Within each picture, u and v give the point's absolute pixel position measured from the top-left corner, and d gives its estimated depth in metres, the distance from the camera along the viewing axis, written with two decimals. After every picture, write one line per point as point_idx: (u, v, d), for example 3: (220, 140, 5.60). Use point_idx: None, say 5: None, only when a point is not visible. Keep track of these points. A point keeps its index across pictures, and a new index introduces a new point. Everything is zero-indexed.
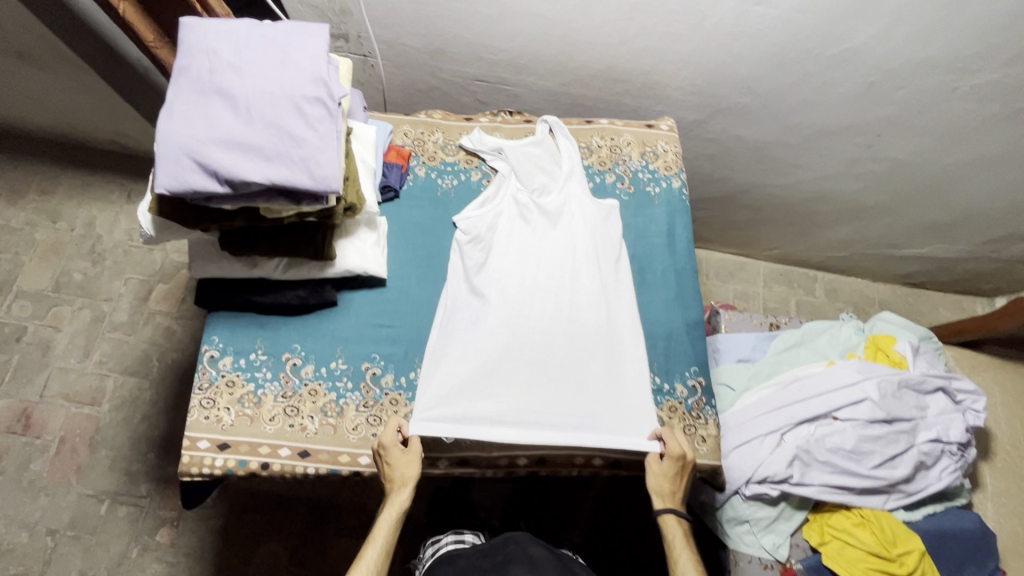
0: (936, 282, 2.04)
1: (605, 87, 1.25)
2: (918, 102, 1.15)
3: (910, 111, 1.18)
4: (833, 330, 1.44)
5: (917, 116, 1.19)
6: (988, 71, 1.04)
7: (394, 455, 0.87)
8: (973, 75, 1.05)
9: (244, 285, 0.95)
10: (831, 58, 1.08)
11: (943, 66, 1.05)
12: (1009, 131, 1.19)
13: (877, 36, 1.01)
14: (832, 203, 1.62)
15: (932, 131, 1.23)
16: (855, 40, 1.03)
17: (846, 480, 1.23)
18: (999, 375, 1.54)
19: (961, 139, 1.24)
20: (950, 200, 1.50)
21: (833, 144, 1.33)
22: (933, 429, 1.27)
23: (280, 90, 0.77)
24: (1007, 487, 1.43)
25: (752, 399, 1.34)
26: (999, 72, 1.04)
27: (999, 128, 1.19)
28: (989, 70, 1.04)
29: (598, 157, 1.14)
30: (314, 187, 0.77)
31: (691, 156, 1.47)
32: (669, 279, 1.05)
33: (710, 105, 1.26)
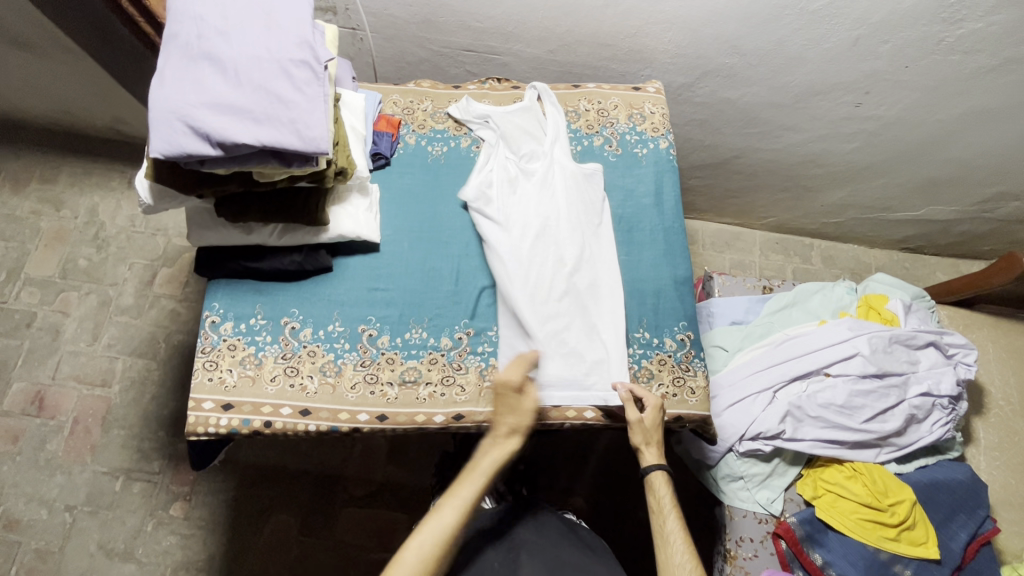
0: (933, 246, 2.05)
1: (592, 53, 1.26)
2: (906, 55, 1.15)
3: (897, 66, 1.18)
4: (825, 291, 1.46)
5: (904, 71, 1.19)
6: (972, 21, 1.04)
7: (512, 399, 0.88)
8: (959, 23, 1.06)
9: (241, 252, 0.98)
10: (815, 13, 1.08)
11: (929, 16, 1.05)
12: (997, 83, 1.19)
13: None
14: (824, 167, 1.62)
15: (920, 86, 1.23)
16: None
17: (838, 434, 1.26)
18: (993, 333, 1.55)
19: (950, 94, 1.24)
20: (942, 159, 1.50)
21: (823, 104, 1.34)
22: (924, 383, 1.29)
23: (267, 54, 0.79)
24: (999, 441, 1.45)
25: (745, 359, 1.36)
26: (983, 21, 1.04)
27: (987, 80, 1.19)
28: (973, 20, 1.04)
29: (586, 121, 1.15)
30: (303, 148, 0.79)
31: (681, 122, 1.48)
32: (657, 237, 1.07)
33: (698, 68, 1.27)
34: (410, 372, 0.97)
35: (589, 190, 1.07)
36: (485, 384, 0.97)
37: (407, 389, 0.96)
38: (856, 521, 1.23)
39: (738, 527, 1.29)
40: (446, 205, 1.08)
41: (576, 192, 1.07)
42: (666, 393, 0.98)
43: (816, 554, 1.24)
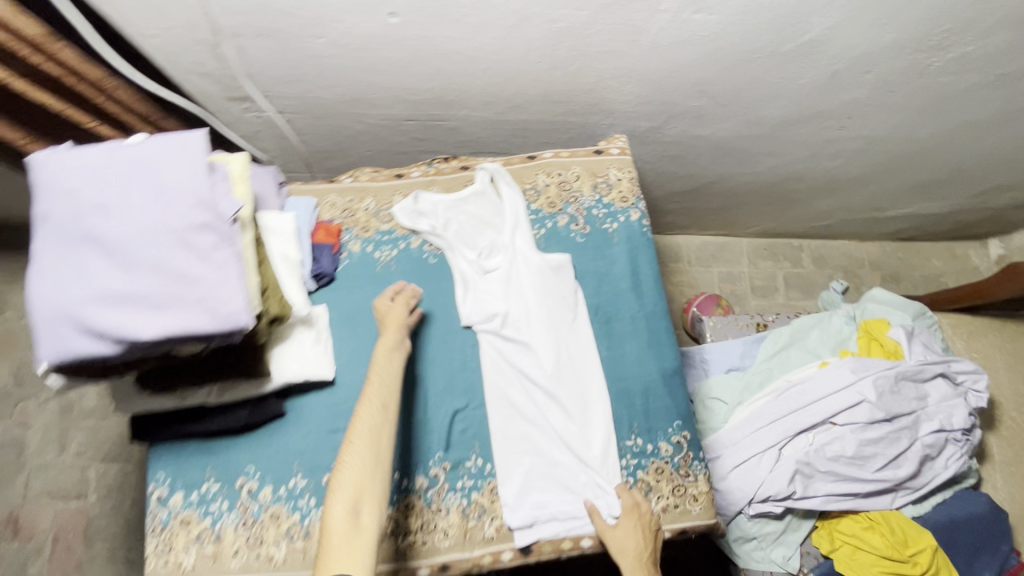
0: (926, 234, 1.96)
1: (545, 110, 1.13)
2: (892, 81, 1.03)
3: (882, 92, 1.06)
4: (822, 323, 1.38)
5: (890, 95, 1.07)
6: (963, 45, 0.92)
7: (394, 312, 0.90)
8: (949, 48, 0.94)
9: (180, 416, 0.87)
10: (788, 53, 0.96)
11: (916, 44, 0.93)
12: (992, 97, 1.08)
13: (837, 26, 0.89)
14: (809, 181, 1.51)
15: (908, 107, 1.12)
16: (813, 33, 0.91)
17: (851, 487, 1.19)
18: (999, 338, 1.48)
19: (941, 110, 1.13)
20: (934, 164, 1.39)
21: (803, 130, 1.22)
22: (935, 420, 1.22)
23: (159, 224, 0.67)
24: (1016, 456, 1.38)
25: (746, 414, 1.28)
26: (975, 45, 0.92)
27: (981, 95, 1.08)
28: (964, 44, 0.92)
29: (547, 198, 1.04)
30: (220, 328, 0.68)
31: (652, 159, 1.36)
32: (638, 327, 0.97)
33: (663, 112, 1.14)
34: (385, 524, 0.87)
35: (559, 284, 0.97)
36: (470, 524, 0.88)
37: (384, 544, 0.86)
38: (877, 574, 1.16)
39: None
40: None
41: (545, 288, 0.96)
42: (666, 505, 0.90)
43: None
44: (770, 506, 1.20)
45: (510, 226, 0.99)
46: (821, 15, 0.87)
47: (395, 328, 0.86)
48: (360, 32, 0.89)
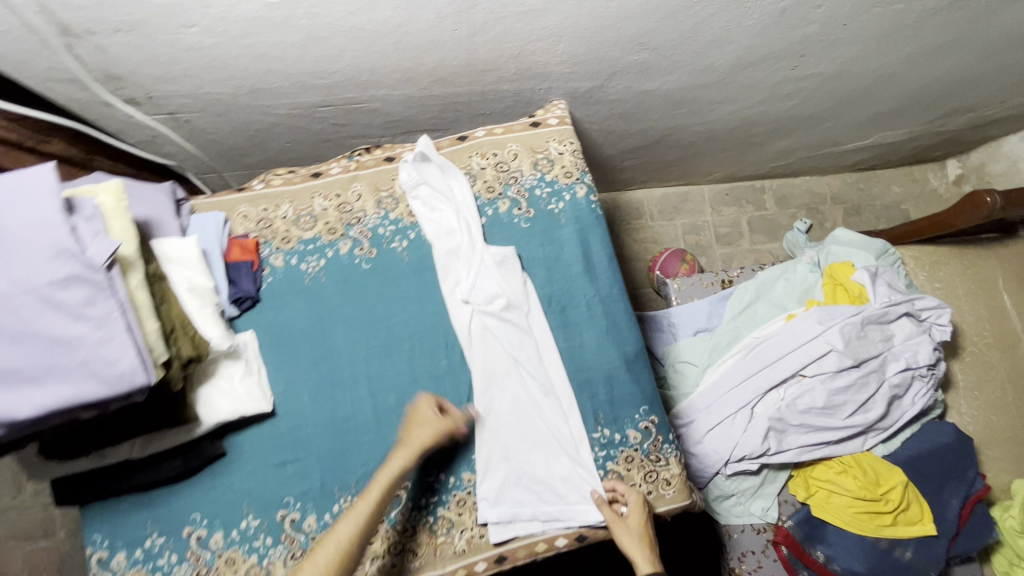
0: (886, 162, 1.93)
1: (475, 80, 1.02)
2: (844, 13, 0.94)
3: (833, 26, 0.98)
4: (786, 274, 1.35)
5: (842, 29, 1.00)
6: None
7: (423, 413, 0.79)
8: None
9: (104, 474, 0.80)
10: None
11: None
12: (946, 21, 1.01)
13: None
14: (766, 124, 1.44)
15: (861, 39, 1.04)
16: None
17: (823, 436, 1.19)
18: (959, 265, 1.48)
19: (895, 40, 1.06)
20: (890, 94, 1.33)
21: (754, 74, 1.14)
22: (901, 359, 1.22)
23: (13, 284, 0.57)
24: (978, 379, 1.41)
25: (716, 375, 1.26)
26: None
27: (935, 21, 1.01)
28: None
29: (484, 183, 0.94)
30: (114, 392, 0.60)
31: (600, 119, 1.26)
32: (595, 312, 0.91)
33: (603, 70, 1.04)
34: None
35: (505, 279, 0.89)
36: (439, 539, 0.85)
37: None
38: (853, 515, 1.20)
39: (739, 544, 1.27)
40: (344, 335, 0.89)
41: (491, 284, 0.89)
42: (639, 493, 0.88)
43: (817, 551, 1.21)
44: (746, 465, 1.20)
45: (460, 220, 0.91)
46: None
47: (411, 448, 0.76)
48: (240, 14, 0.77)
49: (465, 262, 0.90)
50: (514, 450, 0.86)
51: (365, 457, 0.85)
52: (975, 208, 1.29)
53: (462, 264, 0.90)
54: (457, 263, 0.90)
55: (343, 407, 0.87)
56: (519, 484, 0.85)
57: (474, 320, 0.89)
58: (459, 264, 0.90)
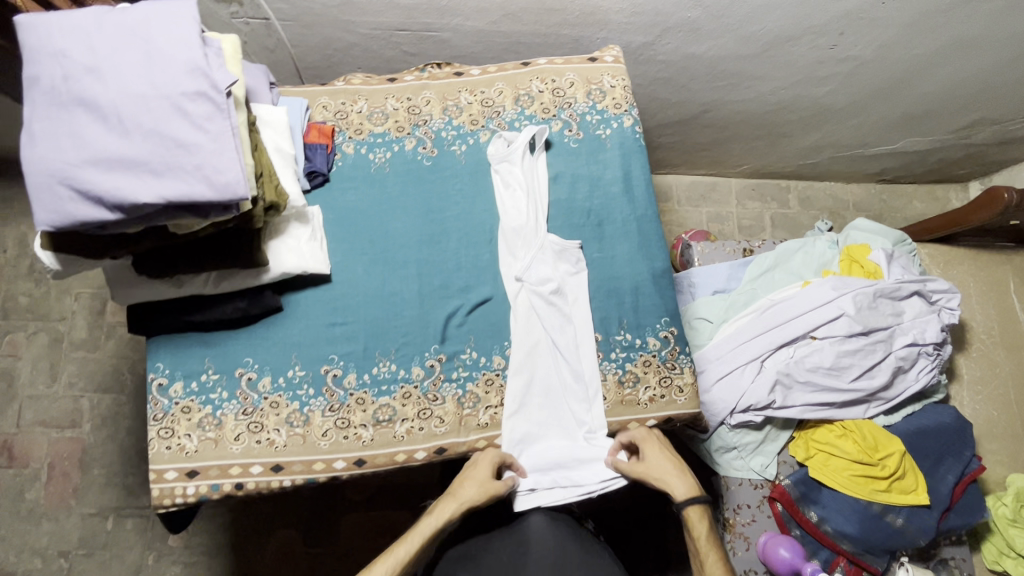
0: (910, 176, 2.00)
1: (540, 20, 1.12)
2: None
3: (873, 2, 1.08)
4: (805, 248, 1.42)
5: (881, 6, 1.09)
6: None
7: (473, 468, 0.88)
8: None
9: (176, 306, 0.88)
10: None
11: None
12: (978, 10, 1.10)
13: None
14: (799, 111, 1.53)
15: (898, 21, 1.14)
16: None
17: (827, 397, 1.25)
18: (974, 267, 1.53)
19: (929, 26, 1.15)
20: (920, 91, 1.41)
21: (794, 49, 1.23)
22: (909, 334, 1.28)
23: (153, 89, 0.67)
24: (982, 375, 1.45)
25: (730, 330, 1.32)
26: None
27: (968, 10, 1.10)
28: None
29: (540, 104, 1.04)
30: (217, 197, 0.68)
31: (645, 82, 1.36)
32: (629, 229, 0.99)
33: (657, 25, 1.14)
34: (383, 411, 0.90)
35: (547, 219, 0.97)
36: (465, 411, 0.92)
37: (383, 429, 0.90)
38: (848, 477, 1.24)
39: (735, 496, 1.31)
40: (401, 219, 0.98)
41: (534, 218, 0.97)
42: (653, 395, 0.95)
43: (811, 512, 1.26)
44: (751, 415, 1.26)
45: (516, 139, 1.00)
46: None
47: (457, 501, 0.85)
48: None
49: (514, 195, 0.98)
50: (542, 356, 0.95)
51: (407, 328, 0.94)
52: (987, 206, 1.38)
53: (511, 197, 0.98)
54: (506, 195, 0.99)
55: (391, 283, 0.95)
56: (543, 388, 0.94)
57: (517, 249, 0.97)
58: (508, 198, 0.99)
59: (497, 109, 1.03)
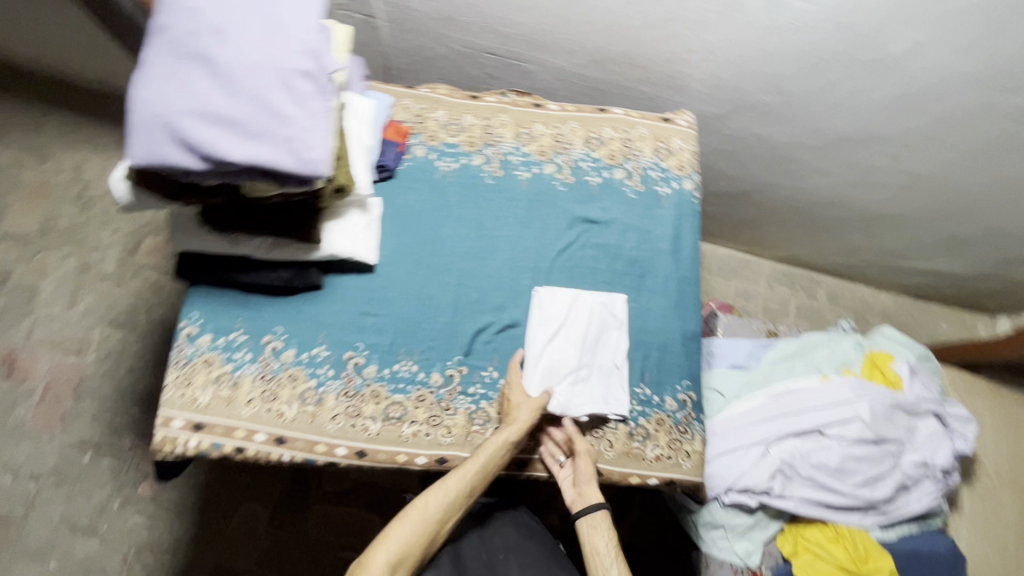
0: (941, 296, 2.00)
1: (623, 73, 1.17)
2: (957, 112, 1.07)
3: (943, 125, 1.12)
4: (831, 343, 1.42)
5: (949, 131, 1.13)
6: None
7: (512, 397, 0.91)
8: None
9: (225, 262, 0.91)
10: (868, 64, 1.02)
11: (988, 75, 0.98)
12: None
13: (922, 43, 0.95)
14: (848, 212, 1.55)
15: (964, 148, 1.17)
16: (897, 46, 0.97)
17: (825, 496, 1.23)
18: (992, 400, 1.52)
19: (991, 159, 1.18)
20: (970, 218, 1.43)
21: (856, 151, 1.26)
22: (919, 453, 1.26)
23: (267, 59, 0.71)
24: (985, 512, 1.42)
25: (740, 408, 1.32)
26: None
27: None
28: None
29: (608, 150, 1.07)
30: (300, 170, 0.71)
31: (706, 151, 1.40)
32: (670, 286, 1.01)
33: (732, 101, 1.18)
34: (394, 408, 0.91)
35: (595, 293, 0.98)
36: (473, 428, 0.92)
37: (390, 426, 0.91)
38: None
39: None
40: (452, 228, 1.00)
41: (584, 328, 0.95)
42: (659, 454, 0.94)
43: None
44: (746, 497, 1.23)
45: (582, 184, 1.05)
46: (910, 28, 0.93)
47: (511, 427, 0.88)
48: None
49: (563, 300, 0.96)
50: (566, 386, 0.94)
51: (435, 335, 0.95)
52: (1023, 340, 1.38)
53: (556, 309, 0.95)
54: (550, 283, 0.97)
55: (430, 284, 0.97)
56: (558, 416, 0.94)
57: (548, 370, 0.93)
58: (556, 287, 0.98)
59: (566, 146, 1.06)
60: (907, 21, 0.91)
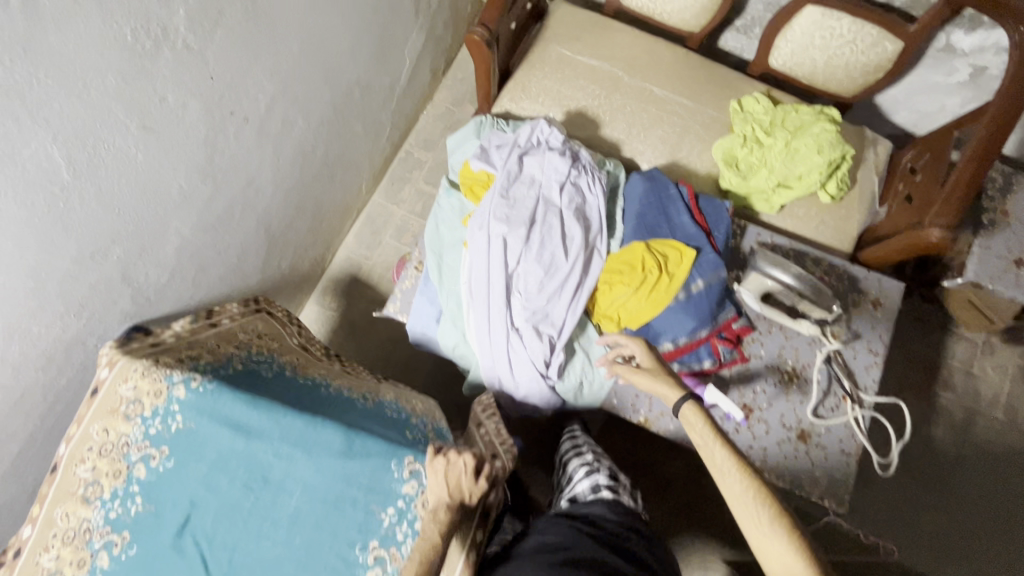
0: (451, 48, 2.03)
1: (26, 407, 0.95)
2: (188, 54, 0.93)
3: (228, 79, 1.05)
4: (438, 219, 1.38)
5: (240, 70, 1.07)
6: (192, 31, 0.92)
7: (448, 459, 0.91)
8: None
9: None
10: (99, 174, 0.88)
11: (145, 31, 0.84)
12: None
13: (99, 116, 0.83)
14: (320, 142, 1.48)
15: (261, 56, 1.11)
16: (89, 147, 0.84)
17: (572, 287, 1.27)
18: (542, 73, 1.61)
19: (280, 32, 1.14)
20: (360, 37, 1.45)
21: (228, 152, 1.15)
22: (554, 183, 1.32)
23: None
24: (629, 123, 1.56)
25: (475, 335, 1.28)
26: (205, 20, 0.94)
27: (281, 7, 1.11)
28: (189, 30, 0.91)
29: (105, 475, 0.88)
30: None
31: (194, 285, 1.24)
32: (288, 451, 0.90)
33: (111, 285, 1.01)
34: None
35: (264, 551, 0.87)
36: None
37: None
38: (647, 300, 1.29)
39: (625, 396, 1.28)
40: None
41: None
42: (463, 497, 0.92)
43: (664, 344, 1.31)
44: (555, 359, 1.25)
45: (132, 522, 0.86)
46: (64, 139, 0.80)
47: (446, 478, 0.89)
48: None
49: None
50: None
51: None
52: (488, 9, 1.39)
53: None
54: None
55: None
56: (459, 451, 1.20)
57: None
58: None
59: (81, 527, 0.86)
60: (50, 144, 0.78)
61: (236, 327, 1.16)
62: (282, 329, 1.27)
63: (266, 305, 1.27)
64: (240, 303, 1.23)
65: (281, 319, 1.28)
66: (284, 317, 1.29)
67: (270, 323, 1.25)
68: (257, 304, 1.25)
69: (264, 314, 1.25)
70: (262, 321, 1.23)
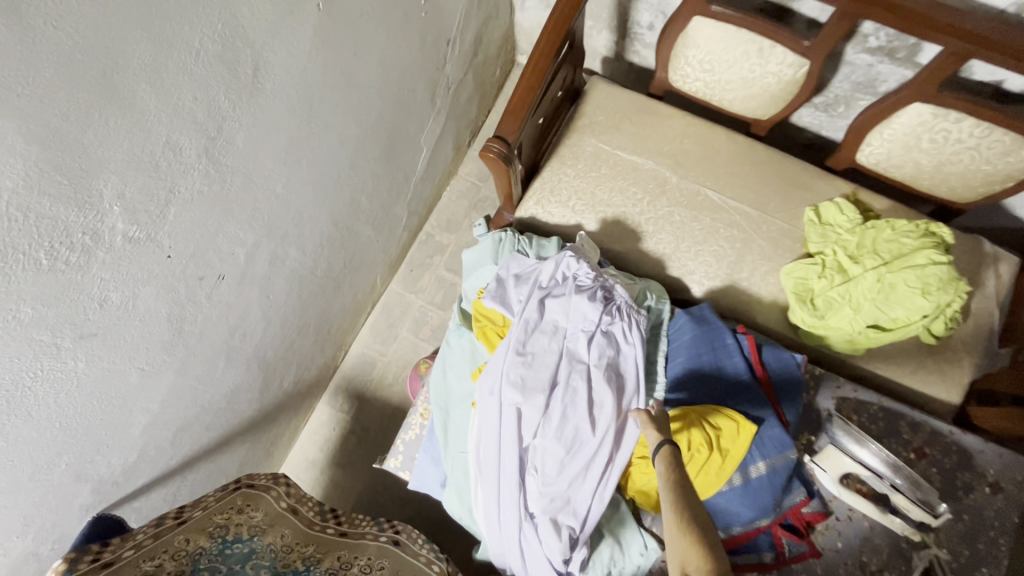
0: (476, 118, 1.83)
1: None
2: (133, 247, 0.78)
3: (193, 249, 0.90)
4: (447, 363, 1.21)
5: (208, 234, 0.92)
6: (135, 223, 0.77)
7: None
8: (95, 188, 0.69)
9: None
10: (26, 400, 0.75)
11: (66, 246, 0.69)
12: (271, 137, 0.95)
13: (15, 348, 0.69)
14: (320, 260, 1.32)
15: (235, 212, 0.95)
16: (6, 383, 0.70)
17: (602, 469, 1.03)
18: (574, 171, 1.38)
19: (260, 179, 0.97)
20: (364, 145, 1.27)
21: (202, 314, 1.00)
22: (580, 334, 1.10)
23: None
24: (678, 235, 1.30)
25: (483, 512, 1.10)
26: (152, 206, 0.78)
27: (258, 155, 0.94)
28: (131, 223, 0.76)
29: None
30: None
31: (175, 447, 1.11)
32: None
33: (64, 490, 0.89)
34: None
35: None
36: None
37: None
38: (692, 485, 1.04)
39: None
40: None
41: None
42: None
43: None
44: (578, 556, 1.03)
45: None
46: None
47: None
48: None
49: None
50: None
51: None
52: (506, 119, 1.20)
53: None
54: None
55: None
56: None
57: None
58: None
59: None
60: None
61: (210, 512, 1.02)
62: (267, 495, 1.11)
63: (247, 478, 1.13)
64: (219, 485, 1.10)
65: (264, 486, 1.13)
66: (267, 482, 1.14)
67: (253, 494, 1.10)
68: (236, 482, 1.12)
69: (244, 488, 1.10)
70: (243, 495, 1.09)
